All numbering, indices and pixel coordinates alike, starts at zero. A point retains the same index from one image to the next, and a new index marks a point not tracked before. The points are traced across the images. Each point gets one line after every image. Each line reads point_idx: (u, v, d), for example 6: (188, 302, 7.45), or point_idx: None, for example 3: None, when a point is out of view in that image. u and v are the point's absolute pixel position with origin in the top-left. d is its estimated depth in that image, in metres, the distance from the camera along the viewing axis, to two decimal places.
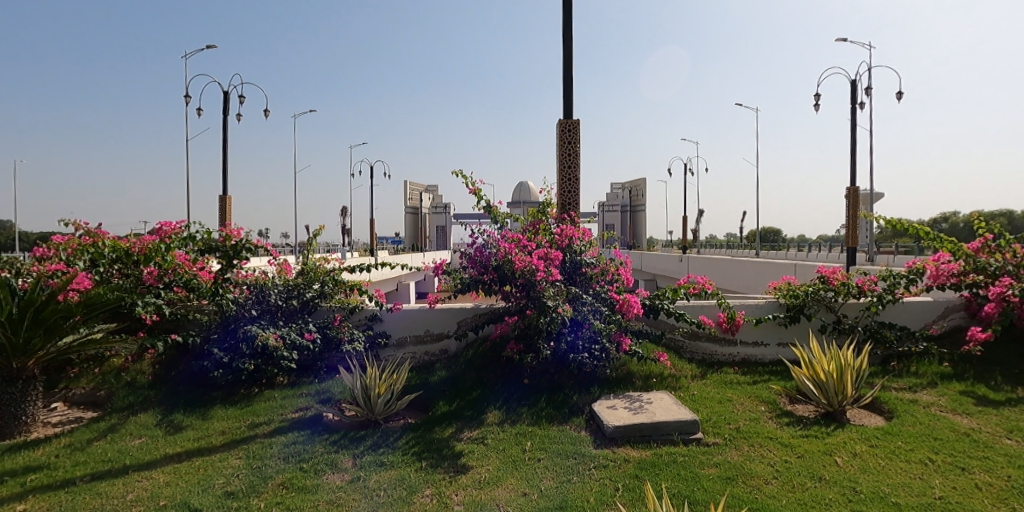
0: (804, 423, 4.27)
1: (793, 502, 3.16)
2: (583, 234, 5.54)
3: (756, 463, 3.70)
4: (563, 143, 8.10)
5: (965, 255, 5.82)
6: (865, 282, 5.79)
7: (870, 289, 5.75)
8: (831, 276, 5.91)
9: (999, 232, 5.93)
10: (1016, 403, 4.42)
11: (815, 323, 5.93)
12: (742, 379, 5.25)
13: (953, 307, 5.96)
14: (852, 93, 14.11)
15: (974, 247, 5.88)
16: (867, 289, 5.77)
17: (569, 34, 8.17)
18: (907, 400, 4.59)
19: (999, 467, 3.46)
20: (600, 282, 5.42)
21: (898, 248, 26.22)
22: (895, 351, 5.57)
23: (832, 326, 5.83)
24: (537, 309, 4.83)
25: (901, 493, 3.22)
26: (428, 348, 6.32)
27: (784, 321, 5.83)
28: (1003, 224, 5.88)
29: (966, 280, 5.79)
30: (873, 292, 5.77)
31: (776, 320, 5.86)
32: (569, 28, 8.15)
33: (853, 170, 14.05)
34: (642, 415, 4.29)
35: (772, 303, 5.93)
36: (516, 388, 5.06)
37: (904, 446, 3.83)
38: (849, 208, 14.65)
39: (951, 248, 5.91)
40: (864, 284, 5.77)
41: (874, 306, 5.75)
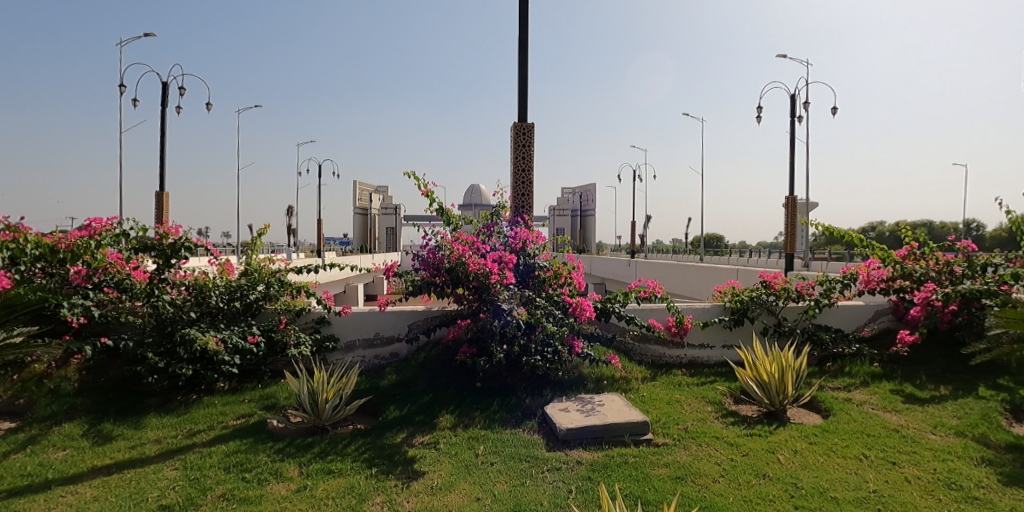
0: (747, 422, 4.41)
1: (740, 500, 3.44)
2: (537, 238, 5.44)
3: (703, 463, 3.89)
4: (518, 146, 8.03)
5: (893, 262, 6.14)
6: (804, 287, 6.05)
7: (808, 293, 6.02)
8: (773, 281, 6.11)
9: (923, 241, 6.29)
10: (939, 399, 4.71)
11: (757, 326, 6.11)
12: (690, 381, 5.34)
13: (882, 310, 6.28)
14: (792, 107, 14.86)
15: (901, 255, 6.21)
16: (805, 293, 6.03)
17: (525, 36, 8.16)
18: (842, 398, 4.81)
19: (925, 461, 3.79)
20: (553, 286, 5.33)
21: (830, 255, 27.77)
22: (830, 352, 5.86)
23: (773, 328, 6.02)
24: (492, 312, 4.69)
25: (839, 487, 3.55)
26: (378, 352, 6.10)
27: (728, 324, 5.98)
28: (925, 233, 6.22)
29: (894, 285, 6.11)
30: (811, 296, 6.02)
31: (720, 323, 5.99)
32: (526, 30, 8.15)
33: (790, 182, 14.77)
34: (593, 416, 4.33)
35: (717, 307, 6.10)
36: (468, 391, 4.98)
37: (840, 442, 4.06)
38: (787, 217, 15.32)
39: (882, 255, 6.24)
40: (803, 289, 6.04)
41: (811, 309, 5.98)
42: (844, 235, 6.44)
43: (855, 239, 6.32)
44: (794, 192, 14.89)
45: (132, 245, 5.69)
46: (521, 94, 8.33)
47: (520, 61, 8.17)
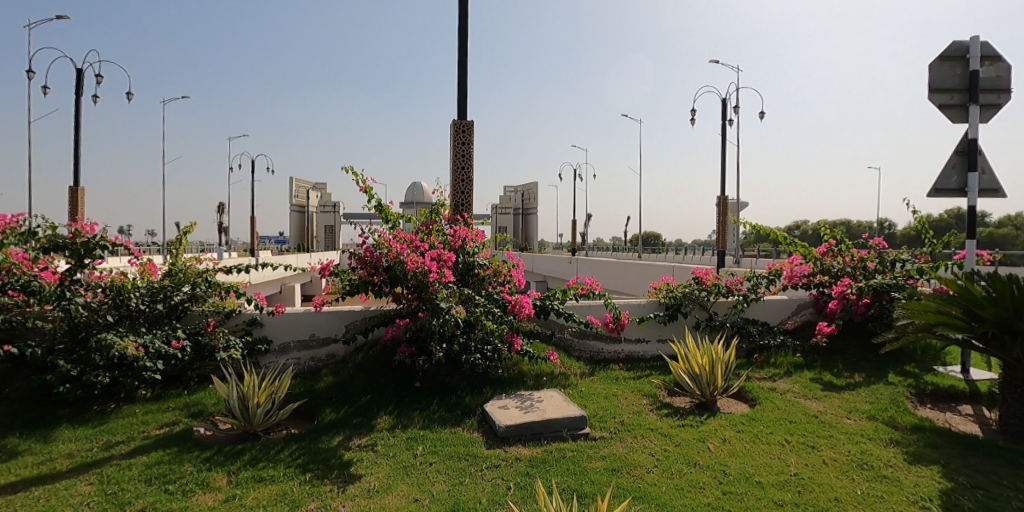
0: (680, 414, 4.56)
1: (672, 489, 3.58)
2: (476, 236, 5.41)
3: (638, 454, 4.00)
4: (456, 144, 7.94)
5: (813, 259, 6.54)
6: (734, 282, 6.30)
7: (737, 289, 6.27)
8: (705, 277, 6.30)
9: (840, 238, 6.69)
10: (854, 386, 5.04)
11: (690, 321, 6.34)
12: (626, 375, 5.45)
13: (804, 304, 6.54)
14: (723, 111, 15.56)
15: (821, 252, 6.66)
16: (734, 289, 6.28)
17: (465, 33, 8.10)
18: (767, 388, 5.05)
19: (840, 444, 4.06)
20: (492, 284, 5.31)
21: (762, 252, 29.34)
22: (757, 344, 6.13)
23: (704, 323, 6.28)
24: (430, 311, 4.62)
25: (763, 472, 3.76)
26: (314, 353, 5.89)
27: (663, 319, 6.16)
28: (844, 231, 6.62)
29: (815, 280, 6.45)
30: (739, 291, 6.30)
31: (656, 318, 6.16)
32: (466, 27, 8.09)
33: (722, 183, 15.46)
34: (532, 413, 4.37)
35: (653, 303, 6.23)
36: (406, 392, 4.90)
37: (765, 429, 4.26)
38: (719, 216, 16.03)
39: (804, 252, 6.65)
40: (732, 284, 6.29)
41: (740, 304, 6.25)
42: (770, 233, 6.78)
43: (779, 237, 6.69)
44: (725, 193, 15.60)
45: (40, 244, 5.12)
46: (460, 91, 8.29)
47: (459, 57, 8.11)
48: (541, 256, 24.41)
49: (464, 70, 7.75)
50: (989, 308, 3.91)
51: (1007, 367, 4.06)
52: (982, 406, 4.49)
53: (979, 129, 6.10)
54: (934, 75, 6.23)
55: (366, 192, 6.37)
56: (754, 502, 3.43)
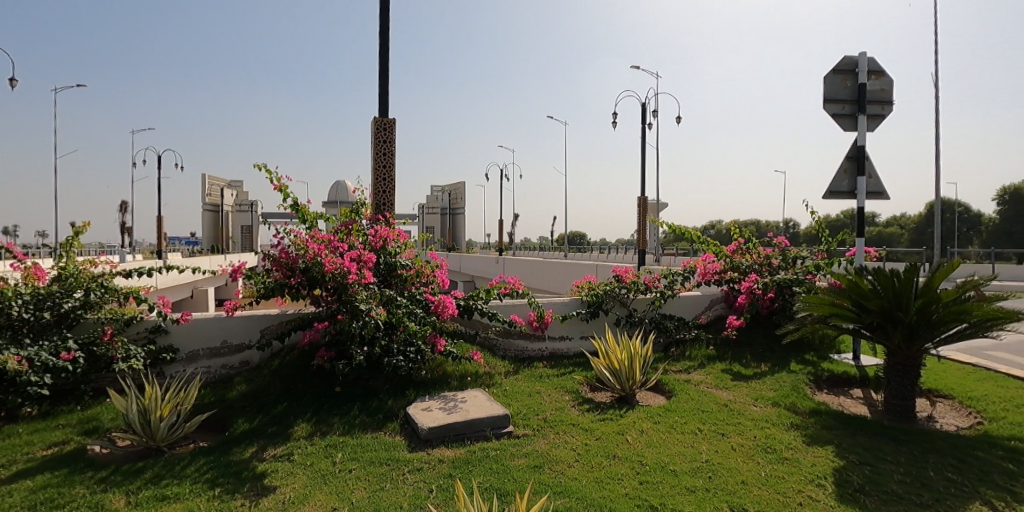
0: (601, 408, 4.68)
1: (591, 482, 3.67)
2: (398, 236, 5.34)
3: (560, 450, 4.08)
4: (377, 142, 7.72)
5: (724, 256, 6.93)
6: (651, 279, 6.53)
7: (654, 286, 6.51)
8: (625, 275, 6.50)
9: (747, 237, 7.16)
10: (760, 375, 5.37)
11: (611, 318, 6.50)
12: (550, 372, 5.52)
13: (716, 299, 6.96)
14: (643, 114, 16.26)
15: (731, 249, 7.02)
16: (652, 286, 6.52)
17: (387, 29, 7.95)
18: (683, 380, 5.28)
19: (747, 430, 4.31)
20: (416, 285, 5.25)
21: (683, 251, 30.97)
22: (674, 338, 6.39)
23: (624, 319, 6.46)
24: (350, 313, 4.50)
25: (678, 461, 3.94)
26: (226, 361, 5.59)
27: (585, 316, 6.25)
28: (751, 230, 7.11)
29: (726, 276, 6.83)
30: (657, 288, 6.53)
31: (578, 316, 6.25)
32: (388, 23, 7.95)
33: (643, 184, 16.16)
34: (455, 413, 4.36)
35: (576, 301, 6.34)
36: (325, 398, 4.74)
37: (680, 419, 4.46)
38: (640, 216, 16.74)
39: (716, 250, 7.02)
40: (650, 281, 6.51)
41: (657, 300, 6.51)
42: (685, 232, 7.09)
43: (693, 235, 7.02)
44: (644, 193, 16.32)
45: None
46: (380, 88, 8.10)
47: (381, 54, 7.95)
48: (471, 256, 24.33)
49: (386, 67, 7.61)
50: (875, 299, 4.29)
51: (889, 353, 4.43)
52: (870, 389, 4.96)
53: (866, 136, 6.69)
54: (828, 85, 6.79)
55: (281, 191, 6.10)
56: (669, 490, 3.59)
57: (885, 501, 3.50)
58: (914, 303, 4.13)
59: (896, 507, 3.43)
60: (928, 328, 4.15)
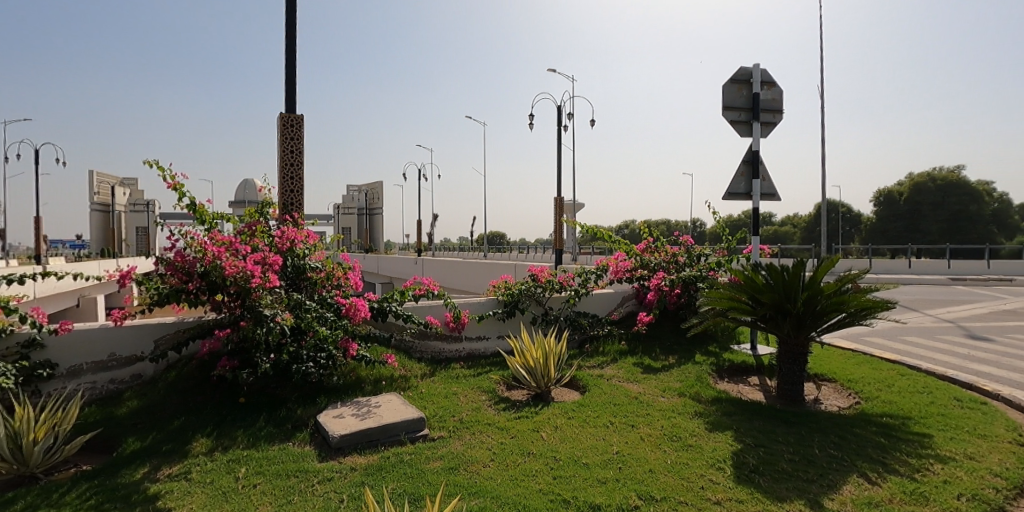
0: (517, 406, 4.76)
1: (506, 480, 3.71)
2: (306, 237, 5.21)
3: (475, 450, 4.11)
4: (284, 139, 7.35)
5: (635, 255, 7.25)
6: (565, 278, 6.80)
7: (568, 284, 6.76)
8: (541, 274, 6.67)
9: (656, 236, 7.55)
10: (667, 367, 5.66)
11: (527, 316, 6.58)
12: (466, 373, 5.53)
13: (627, 295, 7.16)
14: (559, 118, 16.76)
15: (642, 248, 7.37)
16: (566, 284, 6.75)
17: (293, 24, 7.68)
18: (596, 374, 5.45)
19: (654, 420, 4.53)
20: (326, 288, 5.18)
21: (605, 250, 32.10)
22: (588, 334, 6.59)
23: (540, 318, 6.58)
24: (254, 318, 4.38)
25: (590, 454, 4.07)
26: (114, 375, 5.17)
27: (501, 316, 6.30)
28: (659, 230, 7.50)
29: (637, 274, 7.11)
30: (571, 286, 6.77)
31: (494, 316, 6.29)
32: (294, 18, 7.68)
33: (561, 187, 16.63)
34: (368, 419, 4.30)
35: (492, 300, 6.39)
36: (228, 409, 4.54)
37: (593, 413, 4.62)
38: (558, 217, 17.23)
39: (626, 249, 7.40)
40: (564, 280, 6.76)
41: (572, 298, 6.67)
42: (598, 232, 7.38)
43: (605, 235, 7.30)
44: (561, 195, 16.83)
45: None
46: (287, 84, 7.76)
47: (287, 50, 7.67)
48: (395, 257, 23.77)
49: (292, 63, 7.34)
50: (768, 292, 4.60)
51: (780, 342, 4.77)
52: (765, 376, 5.39)
53: (759, 142, 7.25)
54: (726, 94, 7.29)
55: (177, 190, 5.71)
56: (580, 483, 3.69)
57: (776, 479, 3.80)
58: (801, 295, 4.49)
59: (786, 484, 3.73)
60: (814, 317, 4.54)
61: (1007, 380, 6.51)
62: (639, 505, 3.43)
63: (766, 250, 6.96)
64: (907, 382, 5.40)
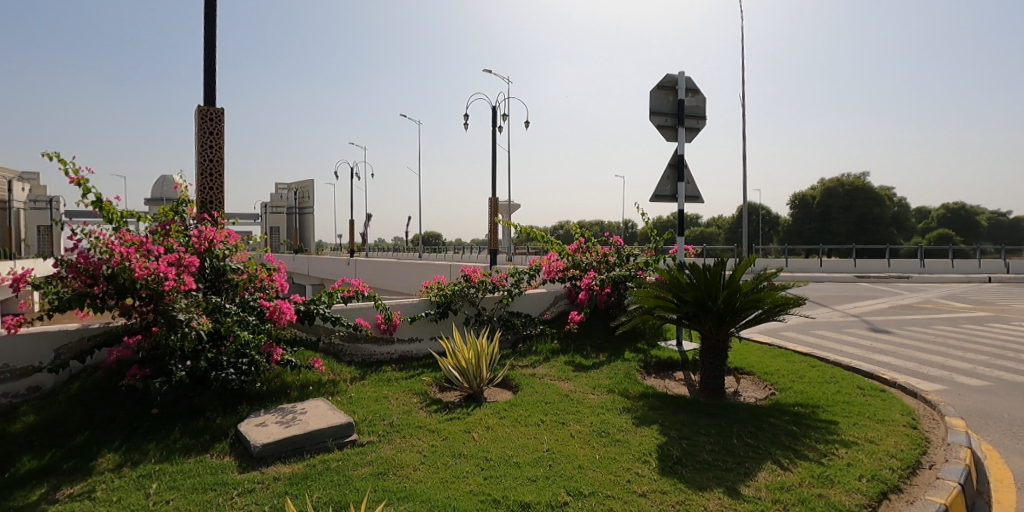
0: (449, 408, 4.76)
1: (436, 483, 3.69)
2: (226, 237, 5.10)
3: (405, 454, 4.07)
4: (201, 133, 7.03)
5: (567, 255, 7.37)
6: (498, 278, 6.86)
7: (501, 284, 6.82)
8: (473, 275, 6.67)
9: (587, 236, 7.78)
10: (597, 365, 5.82)
11: (460, 317, 6.59)
12: (398, 375, 5.46)
13: (560, 295, 7.31)
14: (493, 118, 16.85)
15: (574, 248, 7.55)
16: (499, 284, 6.82)
17: (212, 13, 7.32)
18: (528, 374, 5.53)
19: (584, 417, 4.65)
20: (249, 290, 5.08)
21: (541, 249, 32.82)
22: (521, 334, 6.63)
23: (473, 318, 6.61)
24: (167, 324, 4.15)
25: (521, 453, 4.11)
26: (5, 389, 4.74)
27: (434, 317, 6.31)
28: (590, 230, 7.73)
29: (569, 274, 7.21)
30: (504, 287, 6.85)
31: (427, 317, 6.29)
32: (213, 6, 7.33)
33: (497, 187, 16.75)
34: (293, 427, 4.19)
35: (425, 301, 6.36)
36: (139, 421, 4.31)
37: (524, 412, 4.69)
38: (494, 217, 17.34)
39: (559, 249, 7.55)
40: (496, 280, 6.83)
41: (505, 298, 6.75)
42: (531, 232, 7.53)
43: (539, 235, 7.46)
44: (496, 195, 16.92)
45: None
46: (207, 75, 7.37)
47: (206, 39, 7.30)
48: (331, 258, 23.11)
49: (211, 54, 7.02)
50: (691, 291, 4.81)
51: (703, 338, 4.99)
52: (688, 371, 5.66)
53: (685, 146, 7.59)
54: (655, 99, 7.57)
55: (82, 186, 5.36)
56: (510, 482, 3.73)
57: (697, 469, 3.98)
58: (721, 293, 4.72)
59: (706, 474, 3.92)
60: (733, 313, 4.76)
61: (903, 368, 7.14)
62: (567, 501, 3.50)
63: (690, 251, 7.32)
64: (817, 373, 5.81)
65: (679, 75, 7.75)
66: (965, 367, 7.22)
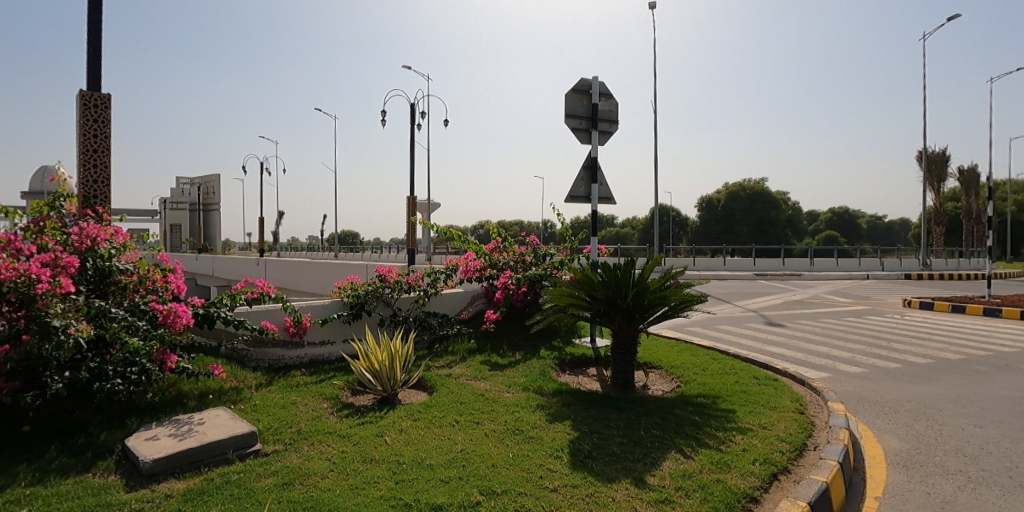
0: (361, 412, 4.64)
1: (345, 490, 3.57)
2: (113, 235, 4.70)
3: (312, 462, 3.91)
4: (85, 121, 6.57)
5: (483, 254, 7.51)
6: (413, 279, 6.77)
7: (416, 284, 6.74)
8: (388, 275, 6.61)
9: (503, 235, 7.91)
10: (513, 363, 5.90)
11: (374, 318, 6.47)
12: (307, 380, 5.26)
13: (477, 295, 7.39)
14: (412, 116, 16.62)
15: (492, 247, 7.65)
16: (414, 285, 6.74)
17: None
18: (444, 374, 5.51)
19: (498, 415, 4.69)
20: (140, 293, 4.73)
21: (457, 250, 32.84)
22: (437, 335, 6.60)
23: (388, 319, 6.50)
24: (40, 332, 3.74)
25: (434, 454, 4.07)
26: None
27: (348, 318, 6.17)
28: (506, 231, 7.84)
29: (486, 274, 7.32)
30: (420, 287, 6.76)
31: (340, 319, 6.14)
32: None
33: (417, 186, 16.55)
34: (189, 439, 3.91)
35: (337, 303, 6.19)
36: (6, 441, 3.83)
37: (438, 413, 4.66)
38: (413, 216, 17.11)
39: (475, 249, 7.63)
40: (412, 280, 6.74)
41: (421, 298, 6.69)
42: (448, 232, 7.58)
43: (456, 235, 7.52)
44: (414, 194, 16.70)
45: None
46: (89, 55, 6.69)
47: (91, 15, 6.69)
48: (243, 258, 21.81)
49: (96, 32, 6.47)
50: (602, 290, 5.00)
51: (614, 335, 5.18)
52: (601, 367, 5.89)
53: (599, 149, 7.84)
54: (570, 102, 7.73)
55: None
56: (423, 485, 3.68)
57: (607, 462, 4.12)
58: (630, 291, 4.93)
59: (615, 466, 4.07)
60: (641, 310, 4.98)
61: (794, 359, 7.79)
62: (479, 500, 3.51)
63: (603, 251, 7.54)
64: (718, 365, 6.20)
65: (593, 79, 7.97)
66: (846, 356, 8.00)
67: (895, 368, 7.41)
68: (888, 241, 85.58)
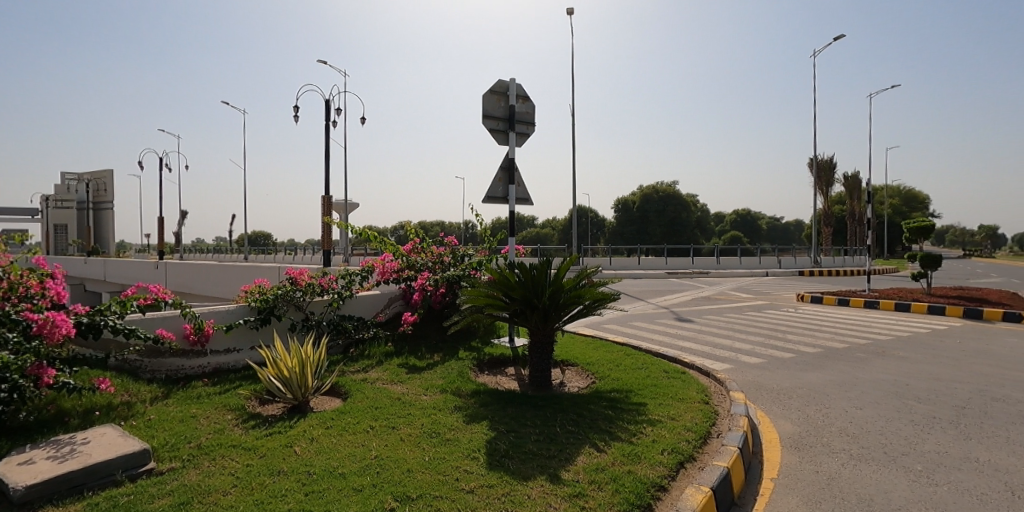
0: (268, 422, 4.46)
1: (249, 506, 3.41)
2: None
3: (213, 478, 3.70)
4: None
5: (400, 255, 7.40)
6: (327, 281, 6.56)
7: (330, 286, 6.56)
8: (299, 277, 6.41)
9: (421, 236, 7.91)
10: (430, 365, 5.90)
11: (284, 323, 6.22)
12: (209, 391, 5.00)
13: (394, 296, 7.29)
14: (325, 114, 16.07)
15: (409, 248, 7.63)
16: (327, 287, 6.54)
17: None
18: (359, 379, 5.41)
19: (415, 419, 4.66)
20: (9, 301, 4.22)
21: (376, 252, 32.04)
22: (353, 339, 6.51)
23: (300, 323, 6.28)
24: None
25: (347, 463, 3.98)
26: None
27: (255, 324, 5.88)
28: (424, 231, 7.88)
29: (403, 275, 7.25)
30: (334, 289, 6.60)
31: (246, 324, 5.83)
32: None
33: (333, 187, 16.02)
34: (70, 461, 3.59)
35: (244, 307, 5.90)
36: None
37: (352, 420, 4.56)
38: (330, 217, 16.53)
39: (392, 249, 7.49)
40: (324, 283, 6.53)
41: (335, 301, 6.55)
42: (363, 233, 7.46)
43: (373, 235, 7.47)
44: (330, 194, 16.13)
45: None
46: None
47: None
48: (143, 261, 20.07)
49: None
50: (519, 289, 5.08)
51: (531, 334, 5.27)
52: (518, 366, 6.04)
53: (516, 150, 7.98)
54: (487, 102, 7.79)
55: None
56: (334, 494, 3.58)
57: (523, 460, 4.20)
58: (546, 290, 5.05)
59: (530, 463, 4.15)
60: (557, 309, 5.11)
61: (702, 352, 8.29)
62: (394, 506, 3.46)
63: (520, 251, 7.74)
64: (631, 360, 6.50)
65: (510, 81, 8.10)
66: (747, 348, 8.64)
67: (790, 358, 8.08)
68: (787, 241, 93.46)
